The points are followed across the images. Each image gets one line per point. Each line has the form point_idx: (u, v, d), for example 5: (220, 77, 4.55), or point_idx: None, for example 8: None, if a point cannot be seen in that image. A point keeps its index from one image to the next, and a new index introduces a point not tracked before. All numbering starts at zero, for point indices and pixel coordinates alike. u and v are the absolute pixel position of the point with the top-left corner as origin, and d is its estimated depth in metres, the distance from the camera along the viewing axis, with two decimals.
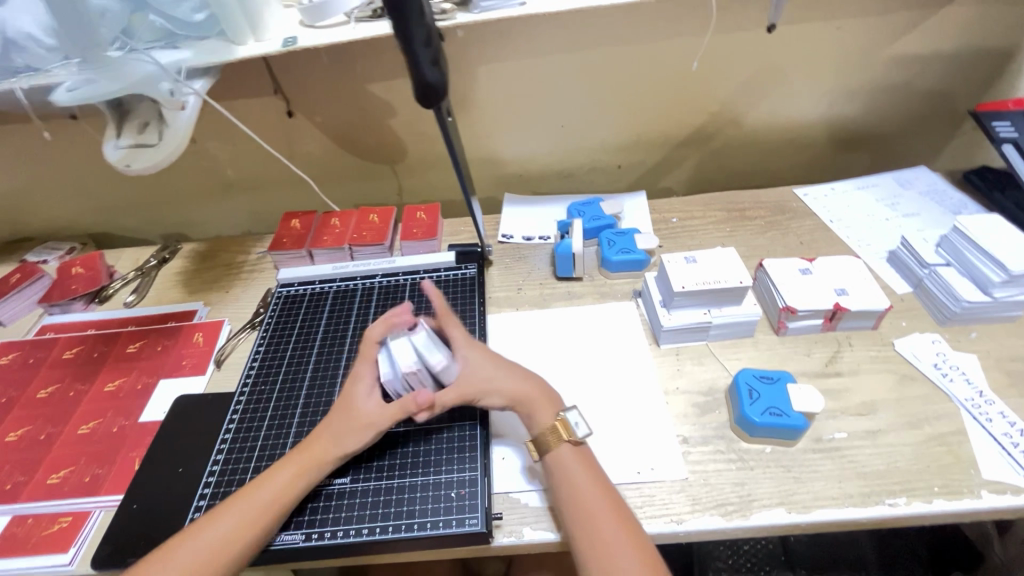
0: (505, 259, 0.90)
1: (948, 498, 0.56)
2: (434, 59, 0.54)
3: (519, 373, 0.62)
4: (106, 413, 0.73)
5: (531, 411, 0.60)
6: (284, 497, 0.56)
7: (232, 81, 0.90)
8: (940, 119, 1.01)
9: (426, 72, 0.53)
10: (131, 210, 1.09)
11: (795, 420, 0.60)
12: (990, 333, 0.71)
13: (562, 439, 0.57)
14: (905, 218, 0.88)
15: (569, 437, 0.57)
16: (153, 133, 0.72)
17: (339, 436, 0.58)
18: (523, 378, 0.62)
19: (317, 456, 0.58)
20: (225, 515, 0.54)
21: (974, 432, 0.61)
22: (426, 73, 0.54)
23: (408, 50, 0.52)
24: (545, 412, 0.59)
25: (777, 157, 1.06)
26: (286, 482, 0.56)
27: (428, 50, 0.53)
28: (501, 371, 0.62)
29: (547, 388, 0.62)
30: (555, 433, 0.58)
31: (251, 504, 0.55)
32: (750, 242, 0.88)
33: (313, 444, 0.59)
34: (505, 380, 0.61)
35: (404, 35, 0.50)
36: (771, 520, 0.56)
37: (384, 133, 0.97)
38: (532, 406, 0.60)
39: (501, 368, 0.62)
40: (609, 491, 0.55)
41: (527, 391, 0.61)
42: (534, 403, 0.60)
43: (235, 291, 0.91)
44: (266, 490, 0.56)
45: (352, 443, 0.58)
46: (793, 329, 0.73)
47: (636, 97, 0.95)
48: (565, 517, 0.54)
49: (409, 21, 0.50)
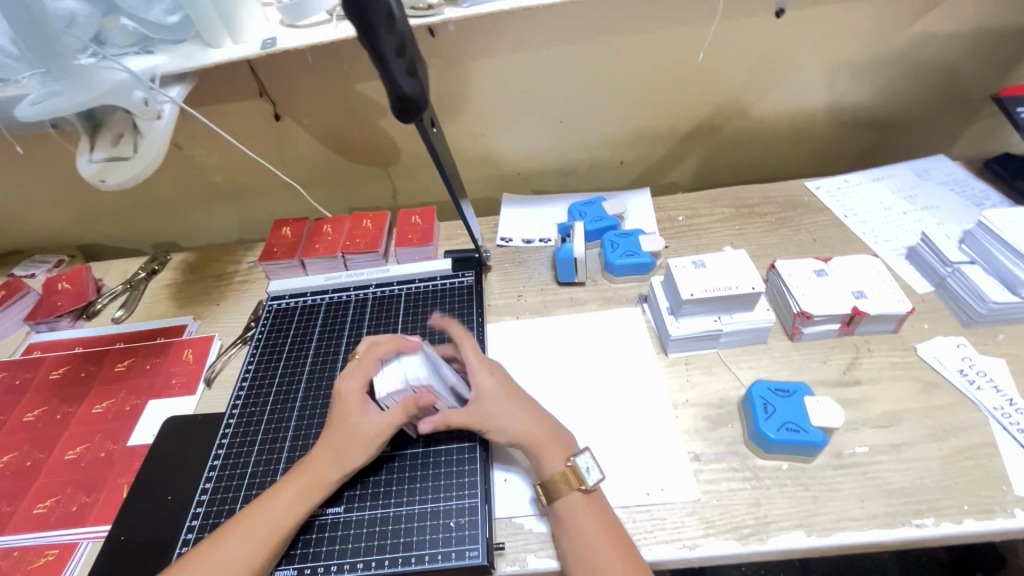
0: (505, 264, 0.86)
1: (979, 517, 0.53)
2: (411, 69, 0.50)
3: (533, 413, 0.58)
4: (94, 438, 0.71)
5: (539, 455, 0.55)
6: (288, 519, 0.53)
7: (215, 85, 0.86)
8: (960, 103, 0.96)
9: (402, 84, 0.49)
10: (119, 219, 1.06)
11: (814, 436, 0.57)
12: (1018, 334, 0.67)
13: (573, 487, 0.53)
14: (925, 212, 0.83)
15: (581, 485, 0.53)
16: (128, 145, 0.69)
17: (341, 450, 0.56)
18: (535, 418, 0.58)
19: (320, 475, 0.55)
20: (226, 543, 0.51)
21: (1005, 444, 0.58)
22: (403, 85, 0.49)
23: (380, 62, 0.47)
24: (554, 456, 0.55)
25: (787, 148, 1.01)
26: (290, 503, 0.54)
27: (404, 60, 0.48)
28: (513, 410, 0.58)
29: (560, 433, 0.57)
30: (566, 479, 0.53)
31: (256, 532, 0.52)
32: (761, 240, 0.84)
33: (315, 463, 0.55)
34: (514, 420, 0.57)
35: (372, 44, 0.46)
36: (790, 544, 0.53)
37: (375, 134, 0.93)
38: (537, 450, 0.56)
39: (514, 405, 0.58)
40: (620, 539, 0.51)
41: (537, 434, 0.57)
42: (541, 449, 0.56)
43: (226, 303, 0.88)
44: (271, 513, 0.53)
45: (357, 456, 0.55)
46: (809, 335, 0.69)
47: (639, 89, 0.91)
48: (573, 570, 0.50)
49: (376, 30, 0.45)
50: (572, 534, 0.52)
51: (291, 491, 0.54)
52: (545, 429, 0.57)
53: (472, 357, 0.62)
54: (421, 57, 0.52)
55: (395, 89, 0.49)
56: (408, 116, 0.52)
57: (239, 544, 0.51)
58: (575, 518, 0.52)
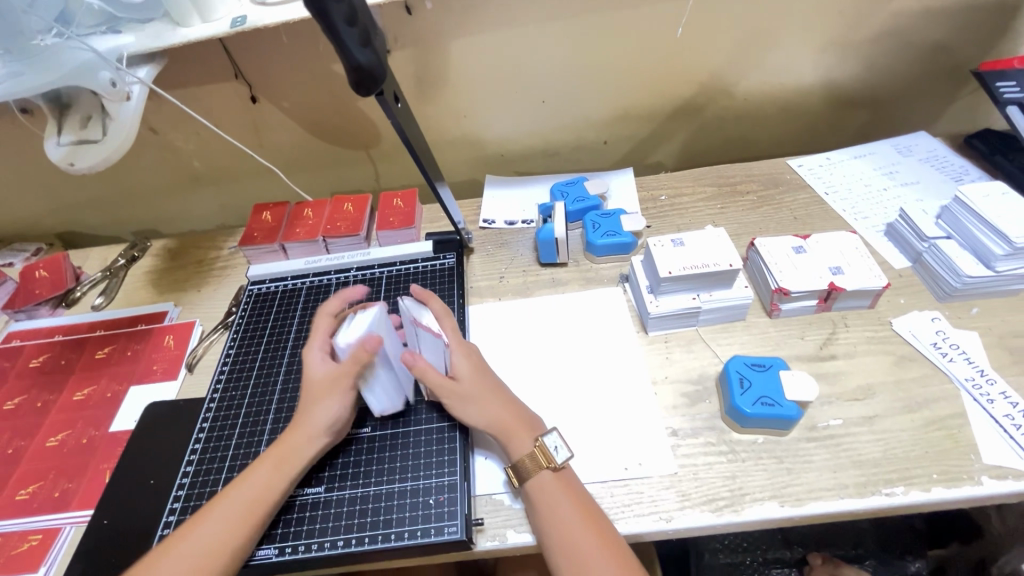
0: (487, 246, 0.86)
1: (947, 485, 0.54)
2: (364, 38, 0.48)
3: (501, 400, 0.58)
4: (76, 424, 0.71)
5: (506, 439, 0.56)
6: (266, 493, 0.53)
7: (189, 67, 0.84)
8: (943, 79, 0.95)
9: (357, 56, 0.47)
10: (98, 206, 1.04)
11: (788, 410, 0.58)
12: (992, 308, 0.68)
13: (542, 466, 0.54)
14: (904, 188, 0.84)
15: (549, 463, 0.54)
16: (96, 128, 0.68)
17: (310, 419, 0.56)
18: (502, 402, 0.58)
19: (294, 449, 0.55)
20: (203, 523, 0.51)
21: (974, 415, 0.59)
22: (358, 56, 0.48)
23: (332, 34, 0.45)
24: (522, 440, 0.56)
25: (770, 127, 1.01)
26: (266, 478, 0.54)
27: (355, 30, 0.47)
28: (481, 392, 0.58)
29: (526, 415, 0.58)
30: (534, 459, 0.54)
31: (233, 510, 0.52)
32: (742, 218, 0.84)
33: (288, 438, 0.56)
34: (481, 406, 0.57)
35: (322, 15, 0.43)
36: (763, 514, 0.54)
37: (355, 116, 0.92)
38: (504, 436, 0.56)
39: (484, 390, 0.58)
40: (591, 511, 0.52)
41: (504, 420, 0.57)
42: (508, 434, 0.56)
43: (207, 289, 0.87)
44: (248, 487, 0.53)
45: (325, 419, 0.56)
46: (787, 311, 0.69)
47: (620, 68, 0.90)
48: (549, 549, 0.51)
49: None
50: (543, 509, 0.52)
51: (266, 466, 0.55)
52: (512, 414, 0.57)
53: (450, 333, 0.61)
54: (373, 25, 0.50)
55: (350, 62, 0.48)
56: (367, 87, 0.50)
57: (218, 523, 0.51)
58: (545, 493, 0.53)
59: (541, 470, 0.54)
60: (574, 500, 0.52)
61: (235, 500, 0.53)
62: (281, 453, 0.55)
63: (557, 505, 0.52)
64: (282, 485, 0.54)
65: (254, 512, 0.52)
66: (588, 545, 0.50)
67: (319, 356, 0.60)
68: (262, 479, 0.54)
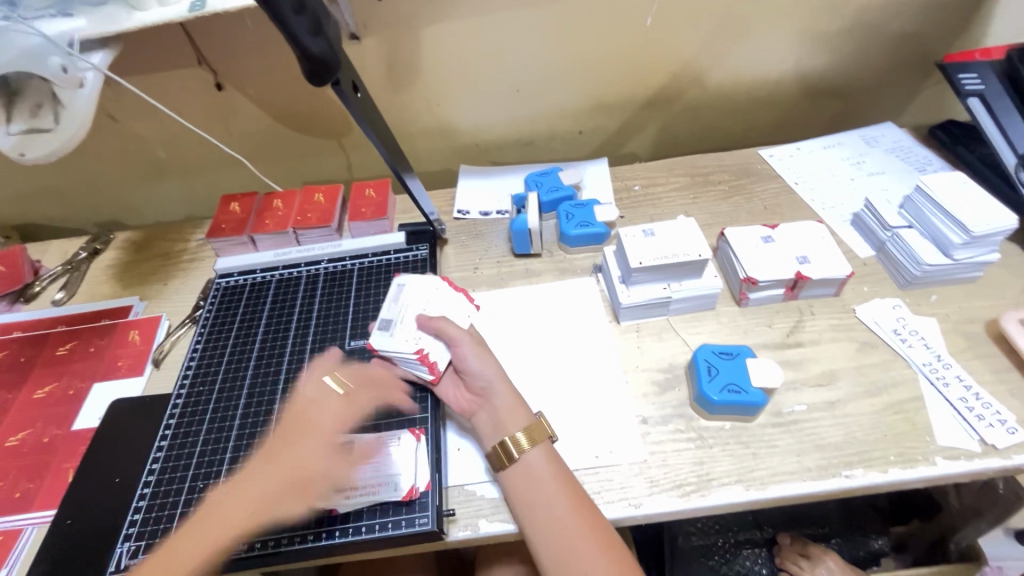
0: (461, 236, 0.85)
1: (903, 466, 0.56)
2: (316, 28, 0.47)
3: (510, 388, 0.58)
4: (36, 423, 0.69)
5: (502, 416, 0.56)
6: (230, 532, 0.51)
7: (148, 52, 0.81)
8: (908, 71, 0.97)
9: (310, 46, 0.47)
10: (58, 198, 1.01)
11: (754, 397, 0.59)
12: (950, 294, 0.70)
13: (534, 442, 0.55)
14: (870, 178, 0.85)
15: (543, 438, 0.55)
16: (48, 116, 0.65)
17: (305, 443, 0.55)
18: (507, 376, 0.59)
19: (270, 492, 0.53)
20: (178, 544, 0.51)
21: (930, 398, 0.61)
22: (310, 47, 0.47)
23: (279, 24, 0.45)
24: (517, 417, 0.56)
25: (743, 117, 1.02)
26: (245, 509, 0.52)
27: (305, 18, 0.46)
28: (491, 359, 0.59)
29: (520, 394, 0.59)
30: (528, 434, 0.55)
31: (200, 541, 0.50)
32: (714, 208, 0.85)
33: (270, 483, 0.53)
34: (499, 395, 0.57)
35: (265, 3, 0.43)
36: (729, 498, 0.55)
37: (325, 104, 0.90)
38: (500, 408, 0.57)
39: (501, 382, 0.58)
40: (574, 488, 0.53)
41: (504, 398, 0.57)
42: (507, 405, 0.57)
43: (174, 283, 0.85)
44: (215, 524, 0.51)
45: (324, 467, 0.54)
46: (755, 300, 0.71)
47: (594, 57, 0.89)
48: (535, 523, 0.51)
49: None
50: (532, 486, 0.53)
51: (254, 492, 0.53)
52: (511, 391, 0.58)
53: (462, 335, 0.60)
54: (325, 18, 0.50)
55: (303, 53, 0.47)
56: (320, 78, 0.50)
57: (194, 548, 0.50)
58: (534, 471, 0.53)
59: (532, 447, 0.54)
60: (560, 476, 0.53)
61: (213, 522, 0.52)
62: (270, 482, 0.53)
63: (541, 480, 0.53)
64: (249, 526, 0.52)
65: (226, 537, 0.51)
66: (573, 520, 0.51)
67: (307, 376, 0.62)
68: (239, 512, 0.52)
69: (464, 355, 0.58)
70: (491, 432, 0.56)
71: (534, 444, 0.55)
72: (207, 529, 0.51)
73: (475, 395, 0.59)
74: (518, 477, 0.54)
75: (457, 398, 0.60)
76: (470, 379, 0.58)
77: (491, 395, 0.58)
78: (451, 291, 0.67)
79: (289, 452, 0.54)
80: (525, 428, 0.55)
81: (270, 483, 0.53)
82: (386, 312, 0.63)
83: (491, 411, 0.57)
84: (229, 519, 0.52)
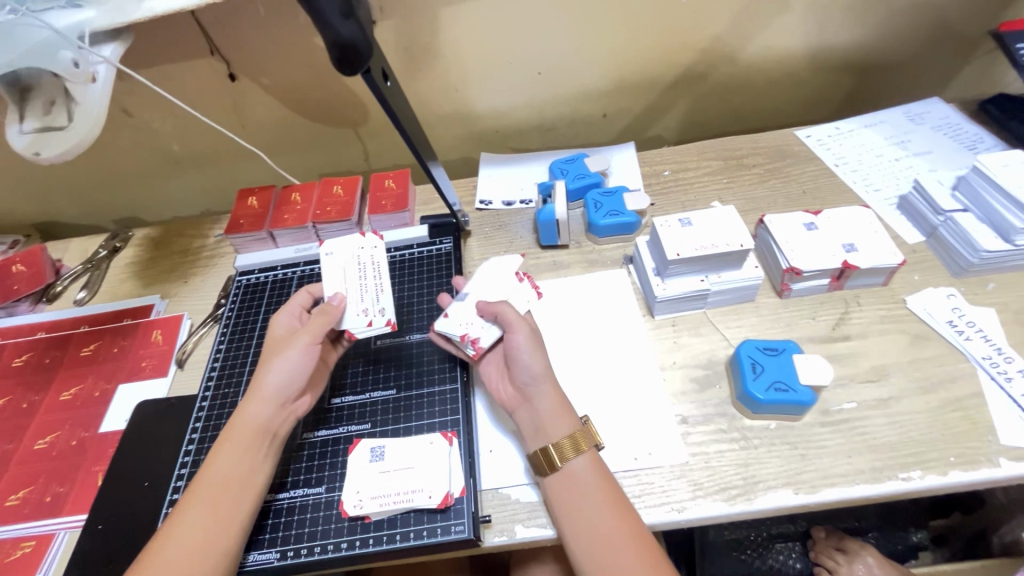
0: (485, 228, 0.82)
1: (964, 468, 0.53)
2: (347, 8, 0.42)
3: (556, 394, 0.55)
4: (64, 426, 0.68)
5: (546, 418, 0.54)
6: (234, 479, 0.51)
7: (159, 43, 0.78)
8: (956, 42, 0.91)
9: (341, 30, 0.42)
10: (76, 195, 1.00)
11: (802, 396, 0.56)
12: (1009, 283, 0.66)
13: (581, 447, 0.52)
14: (917, 158, 0.81)
15: (589, 444, 0.53)
16: (61, 113, 0.63)
17: (262, 383, 0.55)
18: (556, 382, 0.56)
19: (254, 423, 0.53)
20: (188, 512, 0.49)
21: (992, 394, 0.57)
22: (341, 30, 0.42)
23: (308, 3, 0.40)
24: (565, 419, 0.53)
25: (776, 96, 0.97)
26: (234, 456, 0.52)
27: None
28: (542, 356, 0.56)
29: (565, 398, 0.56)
30: (577, 438, 0.52)
31: (214, 498, 0.50)
32: (749, 193, 0.81)
33: (247, 414, 0.54)
34: (545, 392, 0.55)
35: None
36: (776, 503, 0.53)
37: (341, 93, 0.87)
38: (544, 413, 0.54)
39: (548, 385, 0.55)
40: (619, 500, 0.50)
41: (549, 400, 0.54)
42: (552, 410, 0.54)
43: (195, 280, 0.84)
44: (216, 474, 0.51)
45: (287, 387, 0.55)
46: (798, 291, 0.67)
47: (620, 36, 0.85)
48: (578, 534, 0.49)
49: None
50: (575, 497, 0.50)
51: (234, 439, 0.52)
52: (559, 396, 0.55)
53: (523, 338, 0.56)
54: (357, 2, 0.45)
55: (333, 37, 0.42)
56: (353, 67, 0.45)
57: (206, 513, 0.49)
58: (578, 481, 0.51)
59: (575, 456, 0.52)
60: (606, 488, 0.51)
61: (210, 482, 0.51)
62: (244, 427, 0.53)
63: (588, 490, 0.50)
64: (250, 463, 0.52)
65: (232, 489, 0.50)
66: (620, 535, 0.48)
67: (288, 319, 0.61)
68: (231, 460, 0.52)
69: (517, 353, 0.56)
70: (533, 434, 0.54)
71: (578, 453, 0.52)
72: (207, 503, 0.49)
73: (517, 387, 0.57)
74: (561, 485, 0.51)
75: (500, 386, 0.59)
76: (516, 371, 0.56)
77: (535, 397, 0.55)
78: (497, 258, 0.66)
79: (264, 388, 0.55)
80: (569, 436, 0.52)
81: (244, 432, 0.53)
82: (334, 286, 0.61)
83: (533, 413, 0.55)
84: (221, 472, 0.51)
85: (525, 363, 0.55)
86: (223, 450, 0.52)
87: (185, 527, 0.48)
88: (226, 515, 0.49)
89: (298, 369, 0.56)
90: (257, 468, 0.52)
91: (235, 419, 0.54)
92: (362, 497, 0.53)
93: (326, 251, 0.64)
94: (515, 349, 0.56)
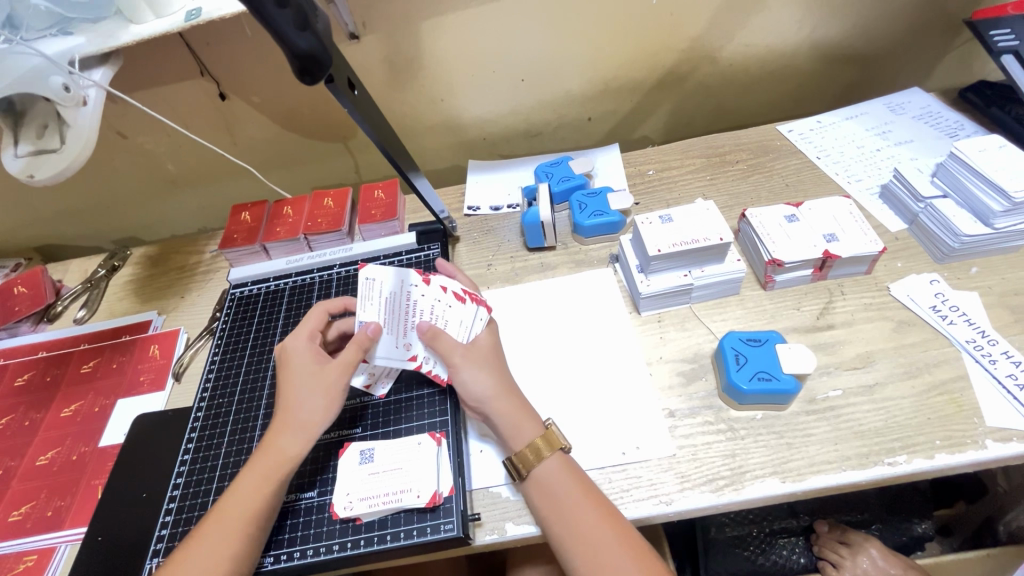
0: (473, 233, 0.84)
1: (950, 451, 0.53)
2: (303, 22, 0.43)
3: (513, 405, 0.56)
4: (64, 442, 0.70)
5: (510, 427, 0.55)
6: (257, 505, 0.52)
7: (151, 66, 0.81)
8: (936, 32, 0.92)
9: (298, 42, 0.43)
10: (77, 216, 1.02)
11: (786, 385, 0.57)
12: (991, 267, 0.66)
13: (547, 451, 0.53)
14: (897, 147, 0.81)
15: (557, 446, 0.53)
16: (54, 137, 0.66)
17: (294, 416, 0.55)
18: (509, 392, 0.57)
19: (288, 457, 0.54)
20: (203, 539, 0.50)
21: (977, 377, 0.57)
22: (299, 42, 0.43)
23: (261, 17, 0.40)
24: (526, 427, 0.54)
25: (759, 92, 0.98)
26: (254, 485, 0.52)
27: (288, 12, 0.42)
28: (486, 375, 0.57)
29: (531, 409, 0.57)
30: (541, 445, 0.53)
31: (233, 522, 0.50)
32: (733, 188, 0.82)
33: (281, 449, 0.54)
34: (494, 403, 0.56)
35: None
36: (765, 492, 0.53)
37: (330, 108, 0.89)
38: (502, 424, 0.55)
39: (500, 397, 0.56)
40: (596, 494, 0.51)
41: (505, 409, 0.55)
42: (507, 422, 0.55)
43: (191, 296, 0.85)
44: (242, 501, 0.52)
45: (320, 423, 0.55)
46: (781, 283, 0.68)
47: (600, 41, 0.86)
48: (560, 538, 0.49)
49: None
50: (550, 498, 0.51)
51: (264, 474, 0.53)
52: (515, 403, 0.56)
53: (456, 350, 0.58)
54: (311, 9, 0.45)
55: (291, 50, 0.43)
56: (314, 75, 0.45)
57: (227, 540, 0.49)
58: (551, 481, 0.52)
59: (548, 456, 0.53)
60: (580, 485, 0.51)
61: (234, 508, 0.51)
62: (278, 455, 0.54)
63: (562, 488, 0.51)
64: (279, 493, 0.53)
65: (256, 518, 0.51)
66: (602, 531, 0.49)
67: (311, 346, 0.60)
68: (254, 487, 0.52)
69: (455, 371, 0.57)
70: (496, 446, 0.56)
71: (550, 452, 0.53)
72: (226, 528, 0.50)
73: (474, 409, 0.58)
74: (535, 491, 0.52)
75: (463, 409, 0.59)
76: (465, 395, 0.57)
77: (487, 412, 0.56)
78: (393, 274, 0.57)
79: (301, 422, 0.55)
80: (539, 437, 0.54)
81: (276, 462, 0.53)
82: (366, 315, 0.56)
83: (493, 427, 0.56)
84: (248, 501, 0.52)
85: (464, 379, 0.57)
86: (252, 481, 0.53)
87: (209, 549, 0.49)
88: (243, 544, 0.50)
89: (329, 405, 0.56)
90: (274, 495, 0.53)
91: (264, 448, 0.55)
92: (351, 499, 0.54)
93: (365, 275, 0.56)
94: (451, 365, 0.57)
